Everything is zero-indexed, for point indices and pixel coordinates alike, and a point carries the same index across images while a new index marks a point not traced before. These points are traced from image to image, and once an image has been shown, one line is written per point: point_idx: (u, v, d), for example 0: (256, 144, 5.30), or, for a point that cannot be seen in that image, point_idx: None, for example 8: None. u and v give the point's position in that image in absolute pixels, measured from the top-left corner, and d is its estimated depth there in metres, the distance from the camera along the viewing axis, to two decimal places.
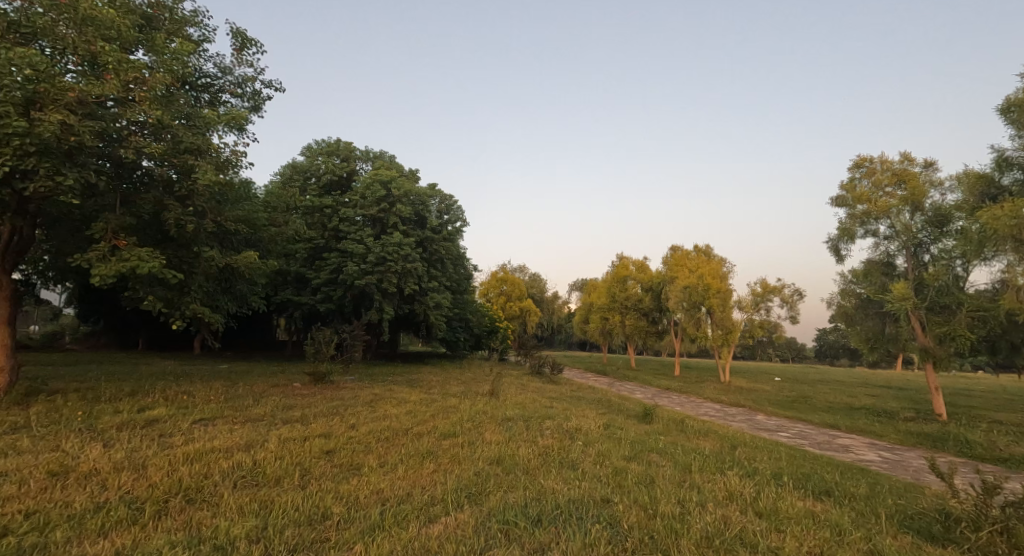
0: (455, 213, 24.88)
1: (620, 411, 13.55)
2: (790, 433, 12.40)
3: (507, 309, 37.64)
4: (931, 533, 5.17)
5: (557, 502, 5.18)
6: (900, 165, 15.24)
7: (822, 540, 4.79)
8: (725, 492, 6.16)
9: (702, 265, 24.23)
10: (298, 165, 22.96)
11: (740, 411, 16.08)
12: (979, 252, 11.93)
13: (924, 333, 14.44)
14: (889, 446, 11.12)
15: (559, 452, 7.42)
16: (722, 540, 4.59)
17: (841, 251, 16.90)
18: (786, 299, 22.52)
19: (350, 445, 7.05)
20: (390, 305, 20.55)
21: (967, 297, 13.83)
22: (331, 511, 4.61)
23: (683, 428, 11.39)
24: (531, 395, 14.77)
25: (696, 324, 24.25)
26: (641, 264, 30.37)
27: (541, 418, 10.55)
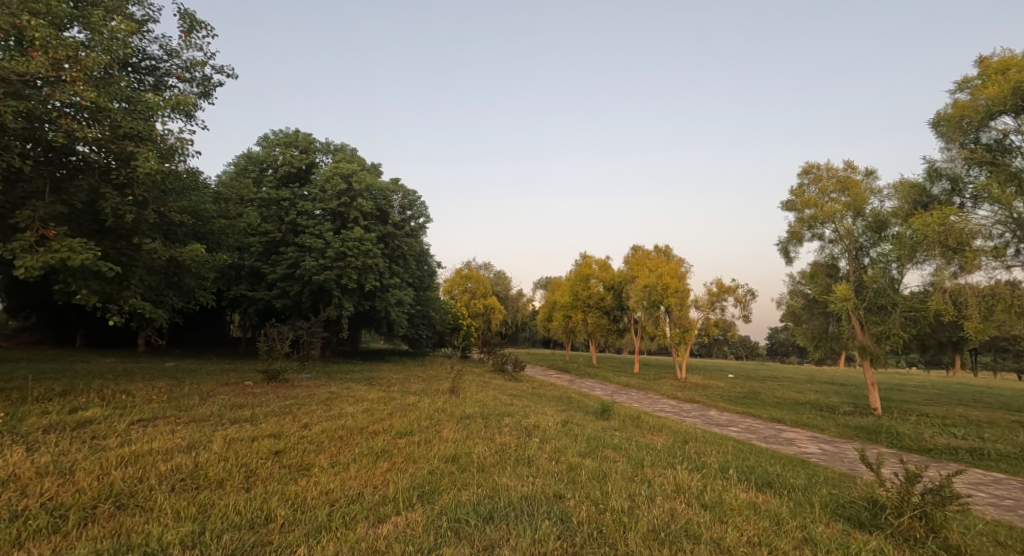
0: (418, 209, 24.52)
1: (579, 408, 13.71)
2: (740, 428, 12.90)
3: (471, 306, 37.46)
4: (860, 520, 5.48)
5: (510, 499, 5.21)
6: (844, 172, 16.07)
7: (761, 530, 5.02)
8: (674, 485, 6.36)
9: (662, 265, 24.87)
10: (253, 156, 22.12)
11: (694, 407, 16.59)
12: (911, 257, 12.71)
13: (862, 332, 15.35)
14: (830, 439, 11.72)
15: (516, 449, 7.47)
16: (668, 533, 4.73)
17: (789, 253, 17.67)
18: (739, 299, 23.39)
19: (300, 445, 6.85)
20: (349, 301, 20.11)
21: (902, 298, 14.76)
22: (275, 513, 4.48)
23: (639, 424, 11.66)
24: (492, 393, 14.79)
25: (654, 323, 24.86)
26: (603, 263, 30.84)
27: (500, 416, 10.55)
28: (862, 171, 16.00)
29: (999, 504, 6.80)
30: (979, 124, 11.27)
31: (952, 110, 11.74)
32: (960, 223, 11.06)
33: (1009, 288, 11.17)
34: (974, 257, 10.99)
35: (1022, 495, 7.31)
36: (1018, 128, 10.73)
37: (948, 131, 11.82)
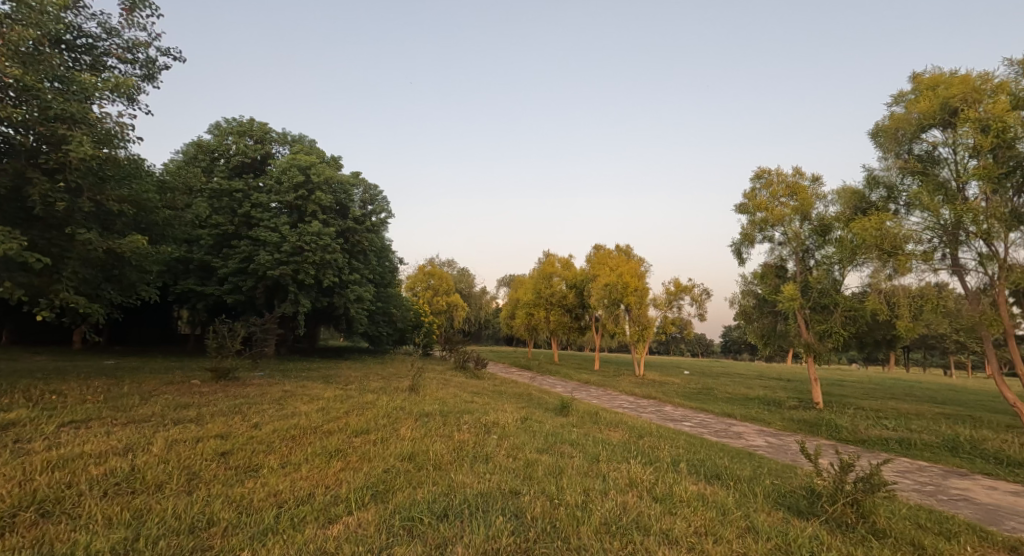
0: (380, 203, 24.04)
1: (540, 405, 13.84)
2: (693, 423, 13.35)
3: (433, 303, 37.07)
4: (799, 508, 5.77)
5: (466, 496, 5.20)
6: (792, 177, 16.83)
7: (708, 520, 5.21)
8: (627, 479, 6.51)
9: (622, 265, 25.36)
10: (203, 144, 21.11)
11: (651, 403, 17.02)
12: (852, 259, 13.45)
13: (807, 330, 16.17)
14: (776, 433, 12.29)
15: (474, 446, 7.47)
16: (618, 525, 4.83)
17: (742, 254, 18.37)
18: (696, 299, 24.13)
19: (249, 446, 6.60)
20: (305, 297, 19.53)
21: (843, 298, 15.63)
22: (218, 516, 4.30)
23: (597, 420, 11.86)
24: (453, 390, 14.71)
25: (614, 320, 25.33)
26: (566, 262, 31.23)
27: (460, 413, 10.50)
28: (809, 177, 16.79)
29: (922, 490, 7.32)
30: (913, 136, 12.04)
31: (889, 122, 12.49)
32: (895, 229, 11.82)
33: (936, 289, 11.99)
34: (906, 261, 11.74)
35: (942, 482, 7.89)
36: (946, 141, 11.52)
37: (885, 142, 12.56)
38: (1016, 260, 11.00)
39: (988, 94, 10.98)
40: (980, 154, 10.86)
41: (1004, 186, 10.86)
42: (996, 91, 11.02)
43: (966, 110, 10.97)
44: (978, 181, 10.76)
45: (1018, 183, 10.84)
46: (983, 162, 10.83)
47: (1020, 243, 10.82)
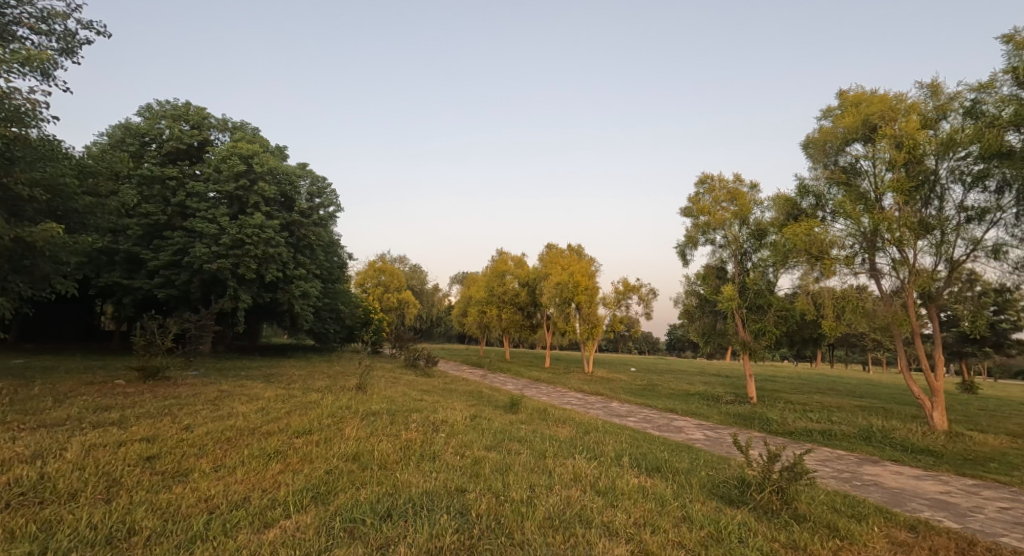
0: (328, 197, 23.28)
1: (489, 402, 13.89)
2: (637, 418, 13.79)
3: (384, 300, 36.31)
4: (731, 497, 6.09)
5: (411, 495, 5.14)
6: (733, 184, 17.71)
7: (647, 511, 5.41)
8: (572, 474, 6.65)
9: (573, 264, 25.80)
10: (132, 126, 19.67)
11: (598, 399, 17.44)
12: (784, 262, 14.30)
13: (744, 329, 17.11)
14: (713, 426, 12.90)
15: (422, 444, 7.40)
16: (561, 520, 4.93)
17: (686, 255, 19.11)
18: (642, 298, 24.90)
19: (178, 449, 6.24)
20: (246, 292, 18.62)
21: (776, 299, 16.62)
22: (140, 525, 4.05)
23: (545, 417, 12.03)
24: (402, 389, 14.50)
25: (565, 318, 25.72)
26: (519, 260, 31.50)
27: (408, 412, 10.36)
28: (748, 184, 17.69)
29: (840, 477, 7.93)
30: (839, 148, 12.94)
31: (817, 134, 13.36)
32: (821, 234, 12.68)
33: (857, 291, 12.95)
34: (831, 264, 12.65)
35: (857, 469, 8.57)
36: (866, 155, 12.46)
37: (814, 153, 13.40)
38: (923, 266, 12.09)
39: (902, 114, 12.01)
40: (895, 168, 11.85)
41: (914, 198, 11.90)
42: (909, 111, 12.07)
43: (884, 126, 12.00)
44: (893, 192, 11.74)
45: (926, 195, 11.90)
46: (898, 175, 11.82)
47: (927, 251, 11.88)
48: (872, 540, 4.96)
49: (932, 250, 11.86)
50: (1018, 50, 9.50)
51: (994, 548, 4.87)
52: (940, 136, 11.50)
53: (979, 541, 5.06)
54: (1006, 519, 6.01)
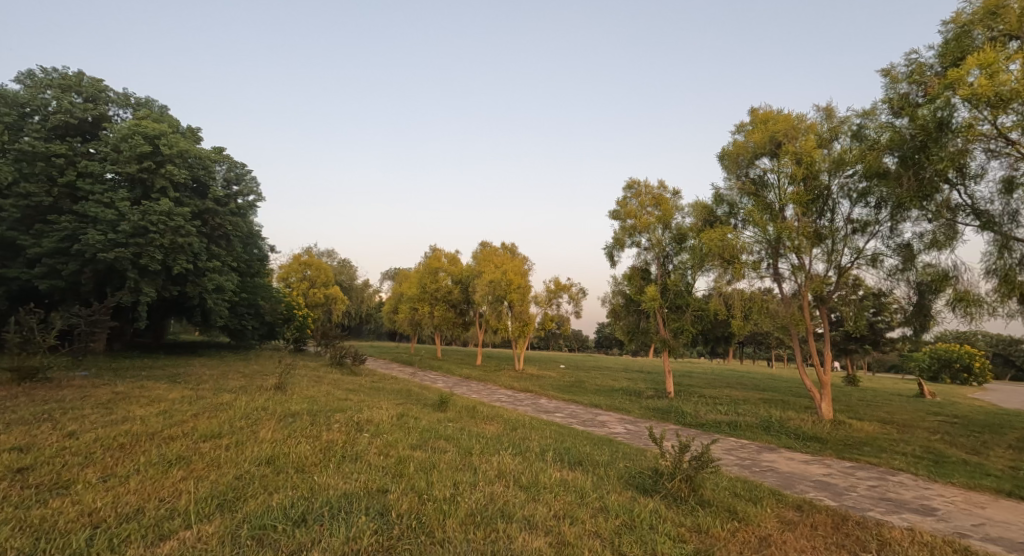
0: (247, 185, 21.85)
1: (418, 401, 13.70)
2: (564, 414, 14.15)
3: (309, 296, 34.64)
4: (645, 486, 6.42)
5: (328, 498, 4.96)
6: (658, 190, 18.64)
7: (566, 504, 5.59)
8: (497, 470, 6.71)
9: (506, 262, 25.97)
10: (10, 94, 17.34)
11: (527, 396, 17.75)
12: (700, 265, 15.23)
13: (664, 327, 18.15)
14: (634, 420, 13.53)
15: (344, 445, 7.16)
16: (483, 516, 4.97)
17: (614, 257, 19.84)
18: (572, 297, 25.58)
19: (59, 458, 5.60)
20: (149, 285, 17.06)
21: (693, 300, 17.72)
22: (5, 546, 3.61)
23: (474, 414, 12.06)
24: (327, 388, 13.95)
25: (497, 316, 25.82)
26: (453, 257, 31.26)
27: (331, 411, 9.98)
28: (671, 191, 18.71)
29: (742, 464, 8.62)
30: (750, 161, 14.00)
31: (731, 147, 14.34)
32: (733, 240, 13.66)
33: (762, 293, 14.09)
34: (740, 268, 13.65)
35: (757, 456, 9.36)
36: (772, 169, 13.56)
37: (728, 165, 14.37)
38: (817, 272, 13.39)
39: (802, 133, 13.21)
40: (796, 182, 13.02)
41: (811, 210, 13.16)
42: (808, 130, 13.29)
43: (786, 143, 13.14)
44: (793, 203, 12.91)
45: (821, 208, 13.19)
46: (798, 188, 13.00)
47: (820, 258, 13.17)
48: (765, 521, 5.43)
49: (824, 258, 13.16)
50: (894, 83, 10.76)
51: (863, 521, 5.50)
52: (833, 155, 12.79)
53: (852, 516, 5.69)
54: (874, 495, 6.83)
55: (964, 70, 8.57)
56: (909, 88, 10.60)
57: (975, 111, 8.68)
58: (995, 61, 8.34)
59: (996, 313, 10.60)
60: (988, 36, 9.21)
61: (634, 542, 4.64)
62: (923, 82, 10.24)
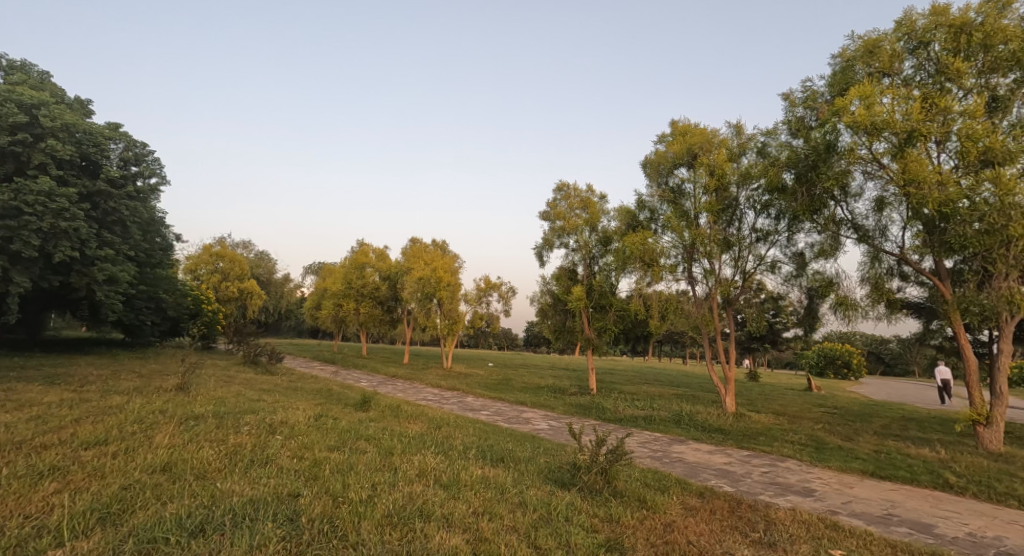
0: (149, 167, 19.89)
1: (339, 400, 13.19)
2: (489, 411, 14.24)
3: (220, 289, 32.21)
4: (563, 480, 6.62)
5: (231, 505, 4.64)
6: (586, 193, 19.25)
7: (486, 500, 5.64)
8: (418, 469, 6.63)
9: (436, 259, 25.67)
10: None
11: (453, 394, 17.65)
12: (623, 267, 15.87)
13: (589, 326, 18.76)
14: (557, 416, 13.90)
15: (253, 449, 6.74)
16: (401, 516, 4.88)
17: (543, 257, 20.21)
18: (502, 295, 25.77)
19: None
20: (23, 274, 15.07)
21: (616, 300, 18.46)
22: None
23: (397, 413, 11.80)
24: (237, 388, 13.03)
25: (426, 314, 25.42)
26: (380, 253, 30.46)
27: (241, 413, 9.34)
28: (599, 195, 19.37)
29: (653, 455, 9.13)
30: (669, 170, 14.80)
31: (653, 156, 15.08)
32: (652, 244, 14.37)
33: (677, 295, 14.96)
34: (659, 271, 14.42)
35: (667, 447, 9.95)
36: (689, 179, 14.42)
37: (651, 173, 15.10)
38: (724, 276, 14.43)
39: (715, 146, 14.15)
40: (709, 192, 13.96)
41: (721, 219, 14.17)
42: (720, 144, 14.27)
43: (701, 155, 14.02)
44: (706, 212, 13.84)
45: (729, 217, 14.25)
46: (710, 198, 13.93)
47: (728, 263, 14.22)
48: (669, 508, 5.79)
49: (732, 263, 14.23)
50: (792, 106, 11.90)
51: (754, 504, 6.02)
52: (740, 169, 13.86)
53: (745, 500, 6.21)
54: (765, 480, 7.50)
55: (847, 100, 9.57)
56: (804, 112, 11.72)
57: (856, 136, 9.76)
58: (871, 94, 9.42)
59: (868, 316, 12.02)
60: (867, 70, 10.37)
61: (549, 534, 4.77)
62: (815, 107, 11.39)
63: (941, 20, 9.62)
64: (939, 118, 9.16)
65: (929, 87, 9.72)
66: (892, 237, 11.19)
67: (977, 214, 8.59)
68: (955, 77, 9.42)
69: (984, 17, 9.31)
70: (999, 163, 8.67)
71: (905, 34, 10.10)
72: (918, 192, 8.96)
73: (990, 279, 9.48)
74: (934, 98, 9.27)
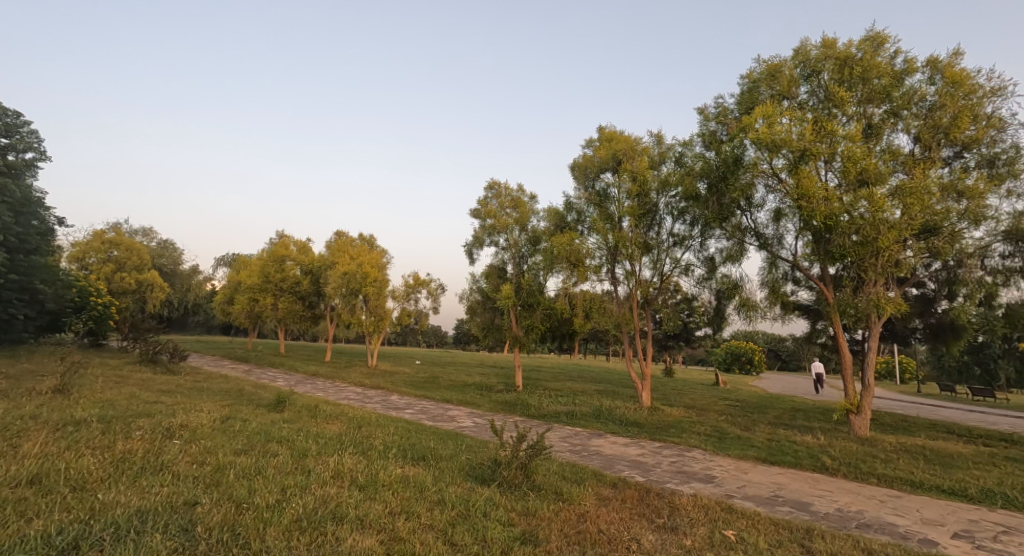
0: (24, 139, 17.56)
1: (250, 401, 12.38)
2: (414, 410, 14.02)
3: (114, 281, 29.11)
4: (483, 476, 6.67)
5: (115, 518, 4.24)
6: (516, 193, 19.49)
7: (404, 499, 5.57)
8: (334, 471, 6.39)
9: (363, 254, 24.85)
10: None
11: (378, 393, 17.18)
12: (551, 267, 16.20)
13: (517, 324, 19.00)
14: (482, 414, 13.96)
15: (145, 455, 6.17)
16: (312, 520, 4.70)
17: (473, 255, 20.20)
18: (431, 292, 25.45)
19: None
20: None
21: (543, 299, 18.80)
22: None
23: (315, 414, 11.29)
24: (131, 390, 11.84)
25: (351, 310, 24.53)
26: (302, 246, 29.00)
27: (133, 418, 8.50)
28: (529, 195, 19.66)
29: (572, 449, 9.44)
30: (596, 174, 15.33)
31: (581, 160, 15.55)
32: (578, 245, 14.81)
33: (601, 295, 15.53)
34: (583, 271, 14.90)
35: (586, 441, 10.33)
36: (614, 183, 14.98)
37: (578, 176, 15.58)
38: (644, 277, 15.17)
39: (638, 154, 14.81)
40: (631, 197, 14.61)
41: (641, 223, 14.88)
42: (643, 152, 14.98)
43: (625, 162, 14.63)
44: (628, 216, 14.48)
45: (649, 222, 15.00)
46: (632, 203, 14.58)
47: (648, 265, 15.00)
48: (584, 499, 6.01)
49: (650, 265, 15.02)
50: (706, 120, 12.75)
51: (660, 492, 6.41)
52: (660, 177, 14.63)
53: (653, 488, 6.60)
54: (672, 469, 8.02)
55: (752, 118, 10.42)
56: (716, 127, 12.60)
57: (759, 152, 10.67)
58: (773, 114, 10.32)
59: (766, 316, 13.18)
60: (769, 92, 11.37)
61: (466, 531, 4.79)
62: (726, 123, 12.30)
63: (829, 53, 10.79)
64: (826, 140, 10.23)
65: (820, 112, 10.82)
66: (787, 245, 12.33)
67: (855, 227, 9.71)
68: (840, 104, 10.55)
69: (864, 53, 10.56)
70: (872, 182, 9.81)
71: (801, 61, 11.18)
72: (809, 205, 9.97)
73: (864, 284, 10.72)
74: (822, 122, 10.33)
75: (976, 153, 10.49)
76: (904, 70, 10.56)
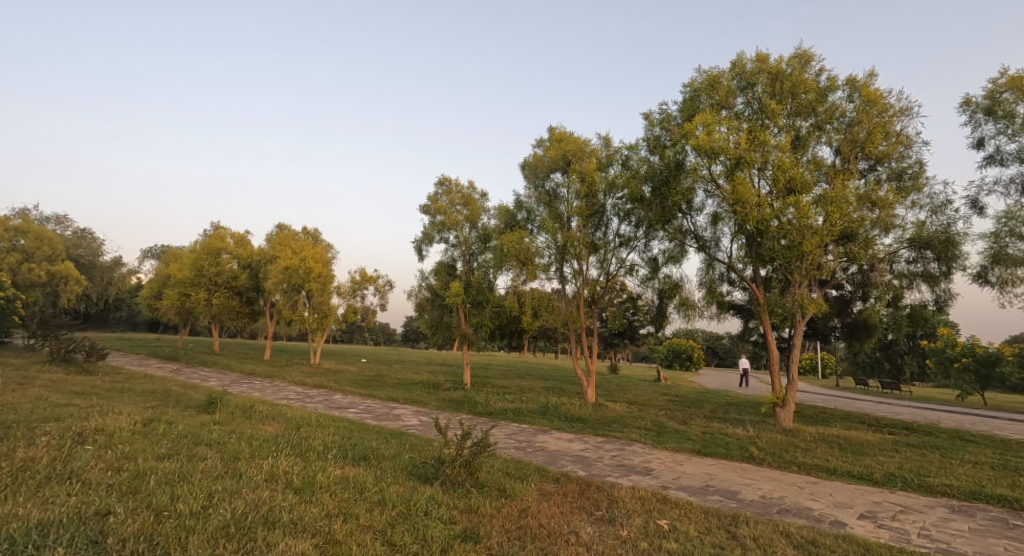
0: None
1: (178, 402, 11.65)
2: (357, 409, 13.67)
3: (20, 273, 26.47)
4: (426, 475, 6.60)
5: (11, 533, 3.85)
6: (467, 190, 19.38)
7: (342, 500, 5.41)
8: (268, 473, 6.13)
9: (306, 248, 23.89)
10: None
11: (321, 392, 16.62)
12: (500, 264, 16.21)
13: (466, 322, 18.89)
14: (428, 412, 13.81)
15: (53, 463, 5.67)
16: (241, 525, 4.48)
17: (422, 252, 19.90)
18: (378, 289, 24.89)
19: None
20: None
21: (492, 297, 18.79)
22: None
23: (250, 414, 10.76)
24: (39, 392, 10.82)
25: (292, 307, 23.64)
26: (240, 238, 27.57)
27: (41, 422, 7.78)
28: (480, 192, 19.60)
29: (517, 446, 9.52)
30: (546, 173, 15.49)
31: (531, 159, 15.66)
32: (526, 244, 14.89)
33: (548, 293, 15.71)
34: (532, 270, 14.99)
35: (531, 438, 10.44)
36: (563, 183, 15.22)
37: (529, 174, 15.70)
38: (591, 276, 15.47)
39: (587, 155, 15.09)
40: (579, 197, 14.86)
41: (589, 223, 15.16)
42: (591, 154, 15.27)
43: (573, 162, 14.87)
44: (576, 216, 14.72)
45: (597, 222, 15.32)
46: (580, 203, 14.83)
47: (594, 264, 15.31)
48: (526, 495, 6.07)
49: (597, 265, 15.35)
50: (651, 125, 13.17)
51: (600, 485, 6.58)
52: (607, 178, 14.94)
53: (593, 482, 6.76)
54: (612, 463, 8.26)
55: (693, 125, 10.85)
56: (660, 132, 13.03)
57: (699, 158, 11.16)
58: (712, 122, 10.80)
59: (704, 315, 13.80)
60: (709, 102, 11.89)
61: (406, 530, 4.72)
62: (669, 128, 12.76)
63: (763, 67, 11.43)
64: (759, 148, 10.85)
65: (754, 122, 11.44)
66: (723, 248, 12.99)
67: (783, 232, 10.33)
68: (772, 116, 11.22)
69: (793, 69, 11.25)
70: (799, 190, 10.48)
71: (738, 73, 11.78)
72: (743, 210, 10.51)
73: (790, 286, 11.42)
74: (756, 132, 10.94)
75: (887, 167, 11.43)
76: (827, 87, 11.34)
